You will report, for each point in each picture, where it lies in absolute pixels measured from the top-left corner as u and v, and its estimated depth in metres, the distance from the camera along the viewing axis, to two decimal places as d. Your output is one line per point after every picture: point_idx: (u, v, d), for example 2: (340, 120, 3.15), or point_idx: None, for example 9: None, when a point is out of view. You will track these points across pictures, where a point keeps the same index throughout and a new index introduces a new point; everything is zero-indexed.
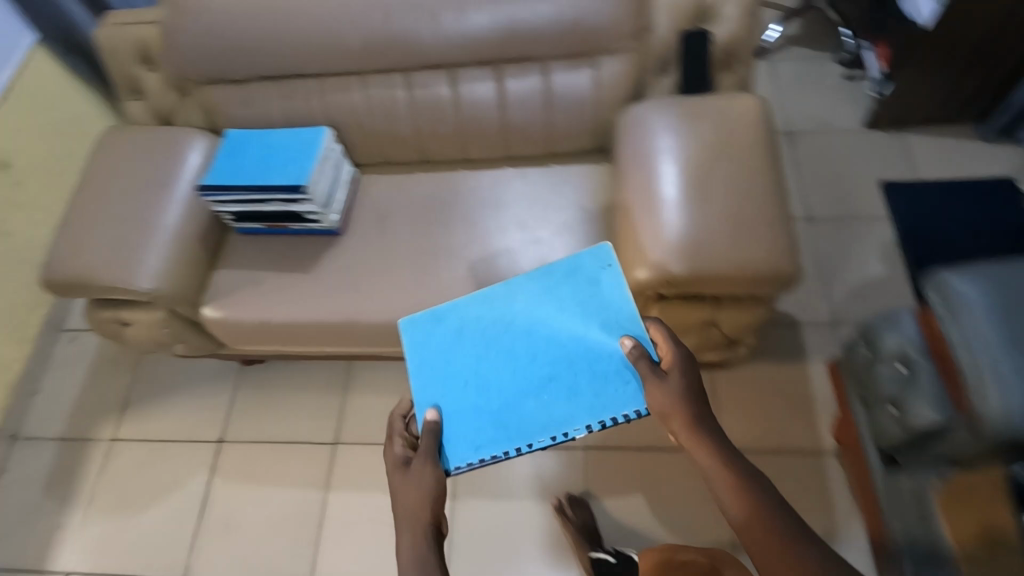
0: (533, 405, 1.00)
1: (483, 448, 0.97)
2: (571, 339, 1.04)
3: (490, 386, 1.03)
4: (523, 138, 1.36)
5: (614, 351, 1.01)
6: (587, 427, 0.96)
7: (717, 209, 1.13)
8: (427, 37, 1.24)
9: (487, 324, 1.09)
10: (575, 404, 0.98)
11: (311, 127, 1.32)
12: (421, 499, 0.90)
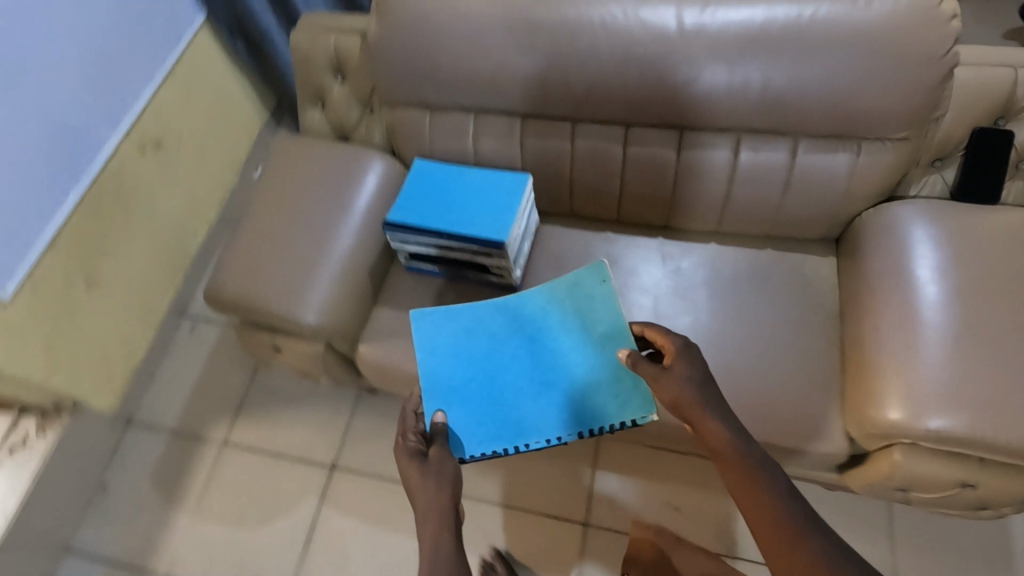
0: (531, 407, 1.07)
1: (488, 440, 1.04)
2: (568, 349, 1.09)
3: (494, 382, 1.09)
4: (743, 216, 1.19)
5: (612, 361, 1.07)
6: (580, 434, 1.03)
7: (1001, 353, 0.95)
8: (670, 93, 1.09)
9: (490, 325, 1.14)
10: (571, 411, 1.06)
11: (511, 172, 1.20)
12: (438, 487, 0.90)
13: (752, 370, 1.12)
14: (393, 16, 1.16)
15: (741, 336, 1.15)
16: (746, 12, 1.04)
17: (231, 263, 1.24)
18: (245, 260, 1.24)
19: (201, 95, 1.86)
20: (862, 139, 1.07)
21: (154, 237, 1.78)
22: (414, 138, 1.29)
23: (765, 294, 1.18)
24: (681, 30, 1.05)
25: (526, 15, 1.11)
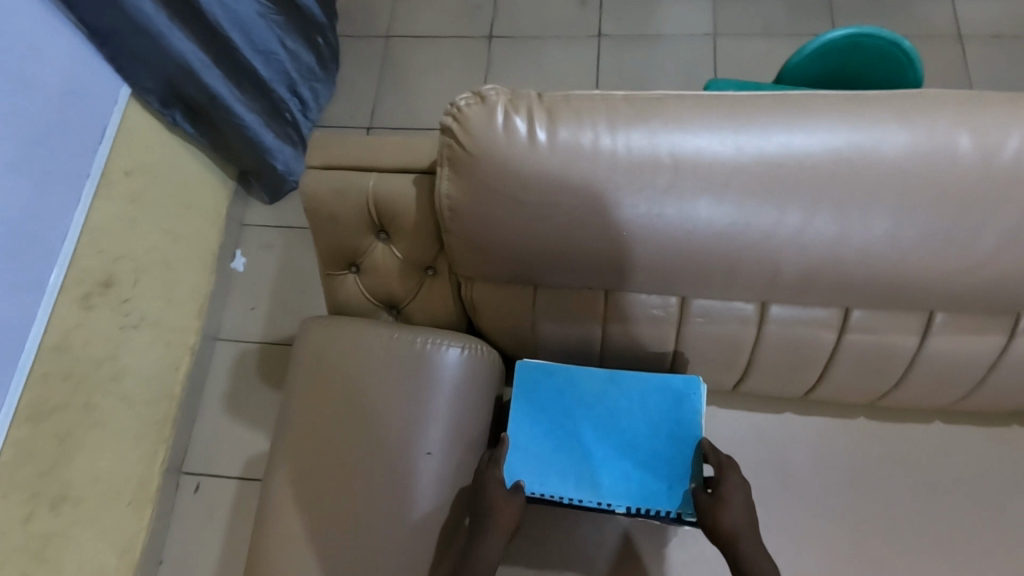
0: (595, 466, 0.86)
1: (544, 481, 0.86)
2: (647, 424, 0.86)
3: (571, 437, 0.87)
4: (996, 399, 0.85)
5: (684, 456, 0.85)
6: (626, 509, 0.84)
7: None
8: (946, 274, 0.70)
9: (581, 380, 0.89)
10: (627, 479, 0.85)
11: (675, 377, 0.87)
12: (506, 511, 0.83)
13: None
14: (477, 172, 0.72)
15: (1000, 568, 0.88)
16: None
17: (296, 549, 0.85)
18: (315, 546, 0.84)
19: (150, 197, 1.33)
20: None
21: (133, 401, 1.29)
22: (513, 321, 0.88)
23: (1020, 499, 0.91)
24: (974, 184, 0.66)
25: (709, 167, 0.69)
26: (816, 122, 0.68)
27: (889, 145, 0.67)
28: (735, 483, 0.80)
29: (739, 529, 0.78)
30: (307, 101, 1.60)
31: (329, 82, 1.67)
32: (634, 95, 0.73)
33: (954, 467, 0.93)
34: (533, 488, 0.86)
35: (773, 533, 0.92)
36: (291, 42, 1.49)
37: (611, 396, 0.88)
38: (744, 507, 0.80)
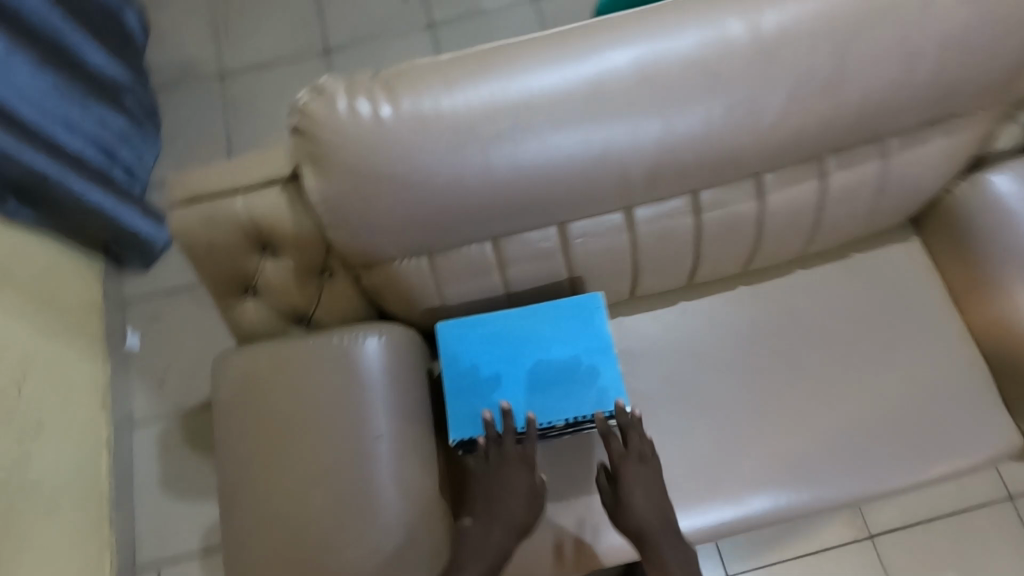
0: (531, 395, 0.92)
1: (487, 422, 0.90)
2: (568, 345, 0.93)
3: (504, 378, 0.92)
4: (834, 234, 1.01)
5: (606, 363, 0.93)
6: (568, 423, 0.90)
7: None
8: (757, 139, 0.82)
9: (501, 326, 0.94)
10: (562, 397, 0.91)
11: (576, 297, 0.95)
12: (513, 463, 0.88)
13: (917, 403, 1.02)
14: (341, 162, 0.76)
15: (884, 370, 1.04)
16: (818, 14, 0.79)
17: None
18: (297, 571, 0.84)
19: (5, 300, 1.22)
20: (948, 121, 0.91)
21: (56, 515, 1.20)
22: (419, 295, 0.93)
23: (878, 314, 1.08)
24: (752, 61, 0.78)
25: (545, 101, 0.77)
26: (617, 41, 0.78)
27: (682, 44, 0.78)
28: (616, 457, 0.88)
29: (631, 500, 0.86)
30: (130, 165, 1.55)
31: (148, 139, 1.61)
32: (460, 55, 0.79)
33: (825, 305, 1.09)
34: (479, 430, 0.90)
35: (702, 408, 1.04)
36: (94, 110, 1.42)
37: (537, 323, 0.94)
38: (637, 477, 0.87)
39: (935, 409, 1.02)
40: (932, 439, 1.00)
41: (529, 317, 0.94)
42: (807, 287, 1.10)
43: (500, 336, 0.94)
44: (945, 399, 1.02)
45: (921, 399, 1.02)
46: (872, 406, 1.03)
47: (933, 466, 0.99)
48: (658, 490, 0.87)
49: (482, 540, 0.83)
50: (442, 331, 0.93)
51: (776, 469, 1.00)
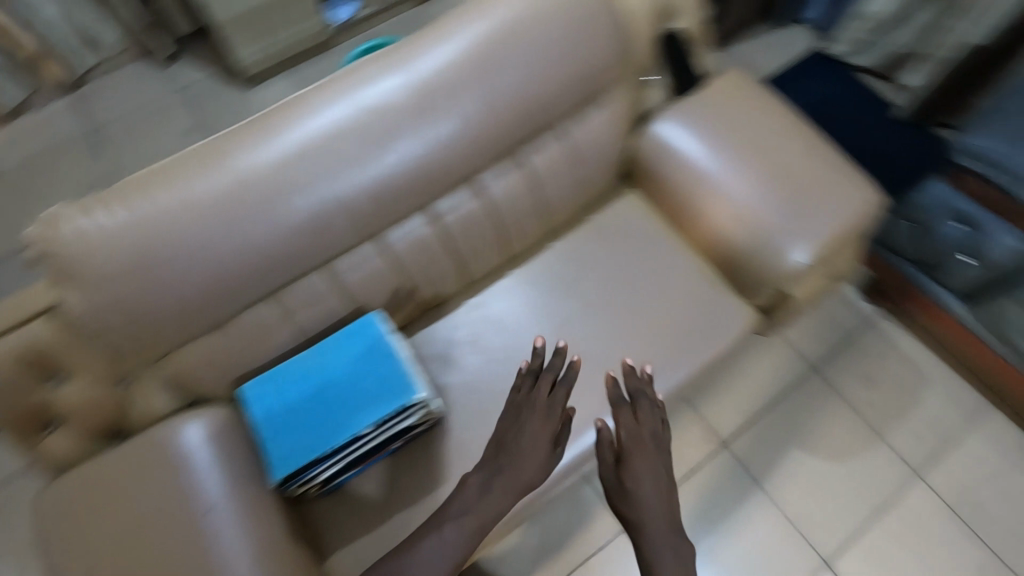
0: (336, 415, 0.95)
1: (301, 455, 0.92)
2: (360, 359, 0.99)
3: (309, 410, 0.96)
4: (561, 204, 1.23)
5: (396, 362, 0.99)
6: (374, 426, 0.94)
7: (786, 180, 1.18)
8: (446, 153, 1.04)
9: (297, 367, 1.00)
10: (364, 405, 0.95)
11: (357, 319, 1.03)
12: (545, 419, 1.01)
13: (678, 312, 1.23)
14: (88, 274, 0.85)
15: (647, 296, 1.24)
16: (452, 52, 1.02)
17: None
18: None
19: None
20: (597, 98, 1.19)
21: None
22: (222, 370, 1.01)
23: (628, 253, 1.28)
24: (415, 98, 1.00)
25: (259, 174, 0.92)
26: (304, 114, 0.96)
27: (357, 102, 0.98)
28: (626, 424, 1.05)
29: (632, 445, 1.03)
30: None
31: None
32: (175, 158, 0.92)
33: (586, 261, 1.27)
34: (296, 465, 0.92)
35: (514, 379, 1.18)
36: None
37: (318, 354, 1.00)
38: (642, 434, 1.05)
39: (691, 312, 1.23)
40: (696, 336, 1.21)
41: (320, 350, 1.01)
42: (568, 249, 1.29)
43: (298, 376, 0.99)
44: (697, 301, 1.23)
45: (680, 308, 1.23)
46: (645, 328, 1.21)
47: (702, 357, 1.20)
48: (664, 480, 1.01)
49: (491, 501, 0.95)
50: (247, 393, 0.98)
51: (588, 406, 1.15)
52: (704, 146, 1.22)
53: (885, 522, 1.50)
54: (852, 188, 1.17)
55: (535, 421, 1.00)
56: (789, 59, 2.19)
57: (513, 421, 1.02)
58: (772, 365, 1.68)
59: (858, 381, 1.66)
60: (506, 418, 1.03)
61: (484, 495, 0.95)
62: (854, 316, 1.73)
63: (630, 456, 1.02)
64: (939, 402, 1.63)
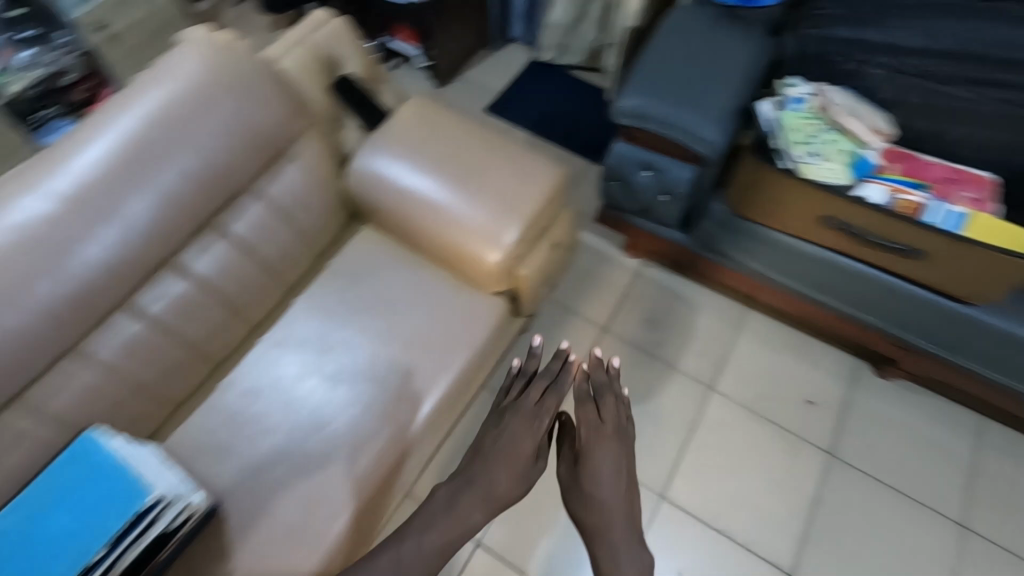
0: (63, 556, 0.89)
1: None
2: (83, 487, 0.93)
3: (31, 562, 0.89)
4: (286, 261, 1.26)
5: (125, 476, 0.94)
6: (108, 553, 0.89)
7: (481, 177, 1.29)
8: (123, 248, 1.00)
9: (9, 521, 0.91)
10: (93, 535, 0.90)
11: (72, 445, 0.97)
12: (535, 423, 1.21)
13: (430, 324, 1.28)
14: None
15: (393, 318, 1.28)
16: (95, 147, 0.99)
17: None
18: None
19: None
20: (284, 154, 1.23)
21: None
22: None
23: (369, 284, 1.32)
24: (64, 204, 0.96)
25: None
26: None
27: None
28: (591, 420, 1.24)
29: (592, 442, 1.21)
30: None
31: None
32: None
33: (332, 303, 1.29)
34: None
35: (283, 442, 1.16)
36: None
37: (33, 499, 0.93)
38: (607, 429, 1.24)
39: (443, 319, 1.29)
40: (453, 338, 1.27)
41: (34, 494, 0.93)
42: (313, 298, 1.30)
43: (12, 530, 0.91)
44: (445, 307, 1.30)
45: (432, 320, 1.28)
46: (403, 349, 1.25)
47: (463, 355, 1.26)
48: (622, 477, 1.19)
49: (465, 510, 1.13)
50: None
51: (362, 440, 1.16)
52: (409, 165, 1.31)
53: (697, 438, 1.68)
54: (535, 167, 1.31)
55: (513, 428, 1.20)
56: (514, 74, 2.45)
57: (502, 427, 1.21)
58: (570, 339, 1.83)
59: (643, 327, 1.85)
60: (493, 422, 1.24)
61: (453, 506, 1.13)
62: (625, 272, 1.94)
63: (592, 450, 1.20)
64: (710, 319, 1.87)
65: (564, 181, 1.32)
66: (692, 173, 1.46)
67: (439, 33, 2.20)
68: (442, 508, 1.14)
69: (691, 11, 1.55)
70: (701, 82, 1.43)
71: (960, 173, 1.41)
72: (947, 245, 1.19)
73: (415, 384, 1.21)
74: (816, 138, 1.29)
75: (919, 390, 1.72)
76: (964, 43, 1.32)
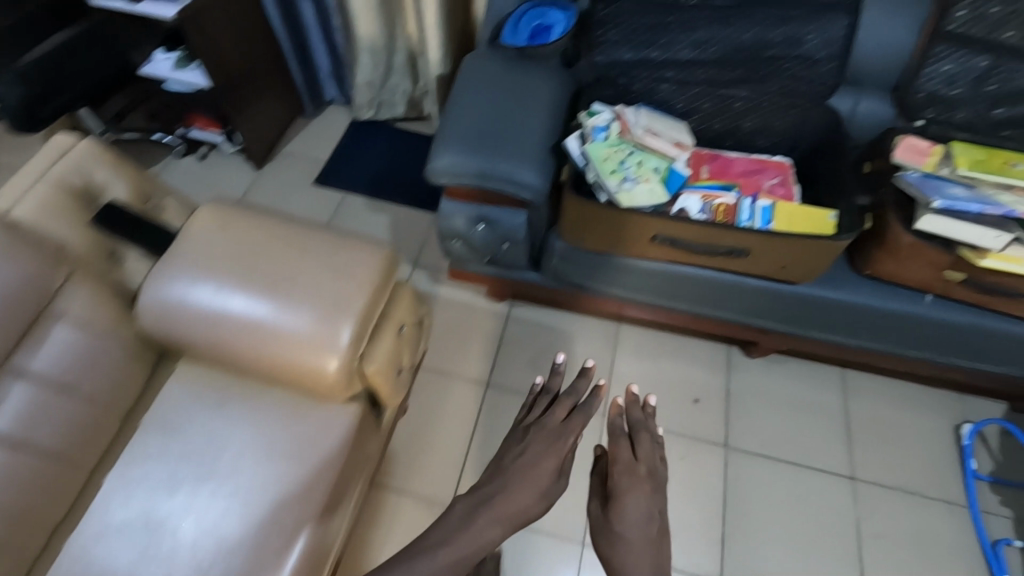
0: None
1: None
2: None
3: None
4: (76, 438, 1.07)
5: None
6: None
7: (294, 283, 1.17)
8: None
9: None
10: None
11: None
12: (567, 436, 1.09)
13: (273, 457, 1.13)
14: None
15: (229, 469, 1.11)
16: None
17: None
18: None
19: None
20: (45, 318, 1.05)
21: None
22: None
23: (191, 432, 1.15)
24: None
25: None
26: None
27: None
28: (623, 456, 1.07)
29: (628, 469, 1.05)
30: None
31: None
32: None
33: (149, 468, 1.11)
34: None
35: None
36: None
37: None
38: (645, 458, 1.08)
39: (287, 446, 1.14)
40: (303, 466, 1.12)
41: None
42: (127, 473, 1.11)
43: None
44: (287, 432, 1.15)
45: (274, 451, 1.13)
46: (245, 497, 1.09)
47: (320, 481, 1.11)
48: (654, 522, 0.98)
49: (479, 527, 0.95)
50: None
51: None
52: (214, 286, 1.16)
53: None
54: (353, 257, 1.21)
55: (543, 439, 1.07)
56: (338, 137, 2.35)
57: (526, 436, 1.09)
58: (456, 405, 1.74)
59: (526, 370, 1.80)
60: (517, 436, 1.11)
61: (470, 521, 0.95)
62: (495, 318, 1.89)
63: (621, 490, 1.01)
64: (588, 343, 1.86)
65: (388, 266, 1.23)
66: (525, 217, 1.44)
67: (241, 114, 2.04)
68: (455, 524, 0.96)
69: (483, 57, 1.54)
70: (508, 125, 1.41)
71: (760, 162, 1.52)
72: (764, 242, 1.24)
73: (267, 535, 1.05)
74: (627, 163, 1.31)
75: (785, 360, 1.82)
76: (729, 49, 1.45)
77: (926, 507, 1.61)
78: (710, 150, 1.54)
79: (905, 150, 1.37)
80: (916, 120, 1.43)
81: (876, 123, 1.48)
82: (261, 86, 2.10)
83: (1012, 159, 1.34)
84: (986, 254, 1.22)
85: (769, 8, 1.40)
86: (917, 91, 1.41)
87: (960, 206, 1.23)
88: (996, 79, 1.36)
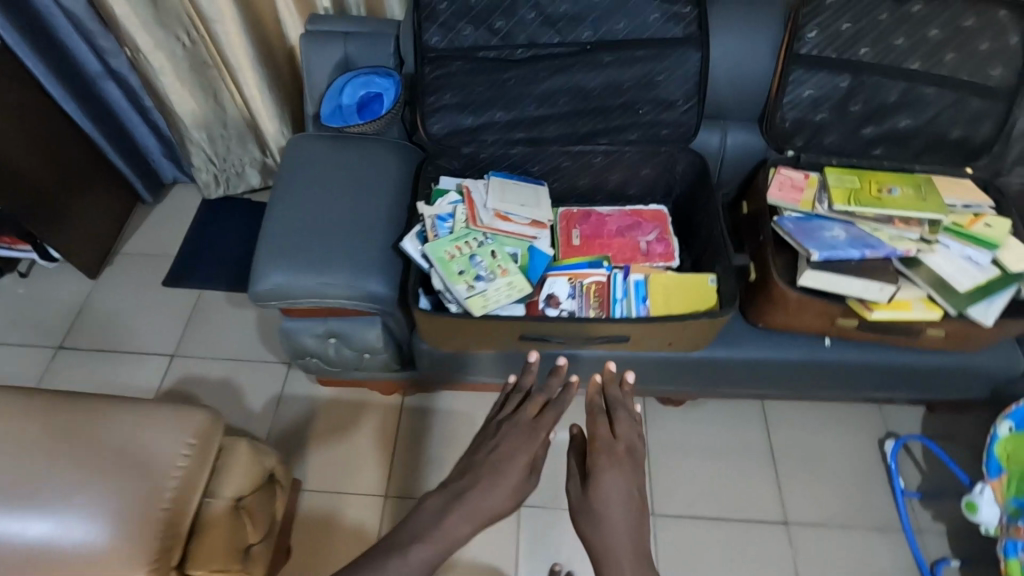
0: None
1: None
2: None
3: None
4: None
5: None
6: None
7: (72, 488, 0.92)
8: None
9: None
10: None
11: None
12: (532, 444, 0.95)
13: None
14: None
15: None
16: None
17: None
18: None
19: None
20: None
21: None
22: None
23: None
24: None
25: None
26: None
27: None
28: (602, 433, 0.97)
29: (606, 444, 0.95)
30: None
31: None
32: None
33: None
34: None
35: None
36: None
37: None
38: (630, 430, 0.99)
39: None
40: None
41: None
42: None
43: None
44: None
45: None
46: None
47: None
48: (635, 503, 0.88)
49: (452, 524, 0.82)
50: None
51: None
52: None
53: (525, 564, 1.49)
54: (155, 436, 0.99)
55: (512, 430, 0.96)
56: (188, 222, 2.07)
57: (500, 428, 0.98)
58: (355, 523, 1.53)
59: (429, 466, 1.61)
60: (486, 433, 0.99)
61: (443, 516, 0.83)
62: (389, 412, 1.68)
63: (598, 466, 0.91)
64: None
65: (202, 437, 1.01)
66: (382, 326, 1.25)
67: (62, 226, 1.74)
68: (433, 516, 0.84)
69: (307, 142, 1.32)
70: (343, 229, 1.22)
71: (636, 214, 1.37)
72: (640, 327, 1.10)
73: None
74: (478, 256, 1.14)
75: (703, 403, 1.71)
76: (580, 101, 1.28)
77: (863, 540, 1.53)
78: (582, 208, 1.39)
79: (779, 189, 1.26)
80: (787, 150, 1.31)
81: (748, 155, 1.37)
82: (81, 188, 1.81)
83: (886, 186, 1.25)
84: (874, 305, 1.11)
85: (612, 52, 1.24)
86: (782, 118, 1.29)
87: (840, 254, 1.12)
88: (859, 97, 1.26)
